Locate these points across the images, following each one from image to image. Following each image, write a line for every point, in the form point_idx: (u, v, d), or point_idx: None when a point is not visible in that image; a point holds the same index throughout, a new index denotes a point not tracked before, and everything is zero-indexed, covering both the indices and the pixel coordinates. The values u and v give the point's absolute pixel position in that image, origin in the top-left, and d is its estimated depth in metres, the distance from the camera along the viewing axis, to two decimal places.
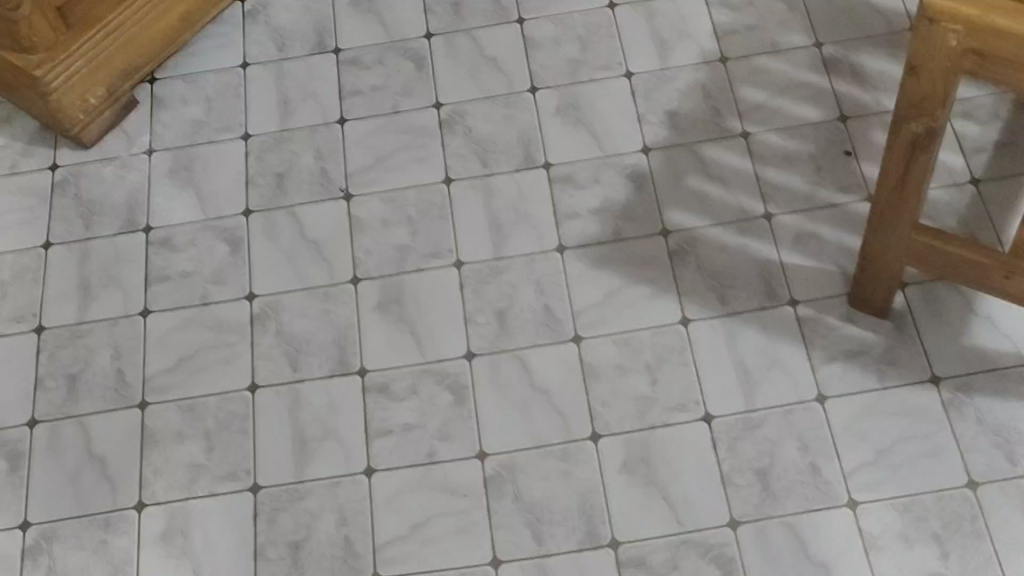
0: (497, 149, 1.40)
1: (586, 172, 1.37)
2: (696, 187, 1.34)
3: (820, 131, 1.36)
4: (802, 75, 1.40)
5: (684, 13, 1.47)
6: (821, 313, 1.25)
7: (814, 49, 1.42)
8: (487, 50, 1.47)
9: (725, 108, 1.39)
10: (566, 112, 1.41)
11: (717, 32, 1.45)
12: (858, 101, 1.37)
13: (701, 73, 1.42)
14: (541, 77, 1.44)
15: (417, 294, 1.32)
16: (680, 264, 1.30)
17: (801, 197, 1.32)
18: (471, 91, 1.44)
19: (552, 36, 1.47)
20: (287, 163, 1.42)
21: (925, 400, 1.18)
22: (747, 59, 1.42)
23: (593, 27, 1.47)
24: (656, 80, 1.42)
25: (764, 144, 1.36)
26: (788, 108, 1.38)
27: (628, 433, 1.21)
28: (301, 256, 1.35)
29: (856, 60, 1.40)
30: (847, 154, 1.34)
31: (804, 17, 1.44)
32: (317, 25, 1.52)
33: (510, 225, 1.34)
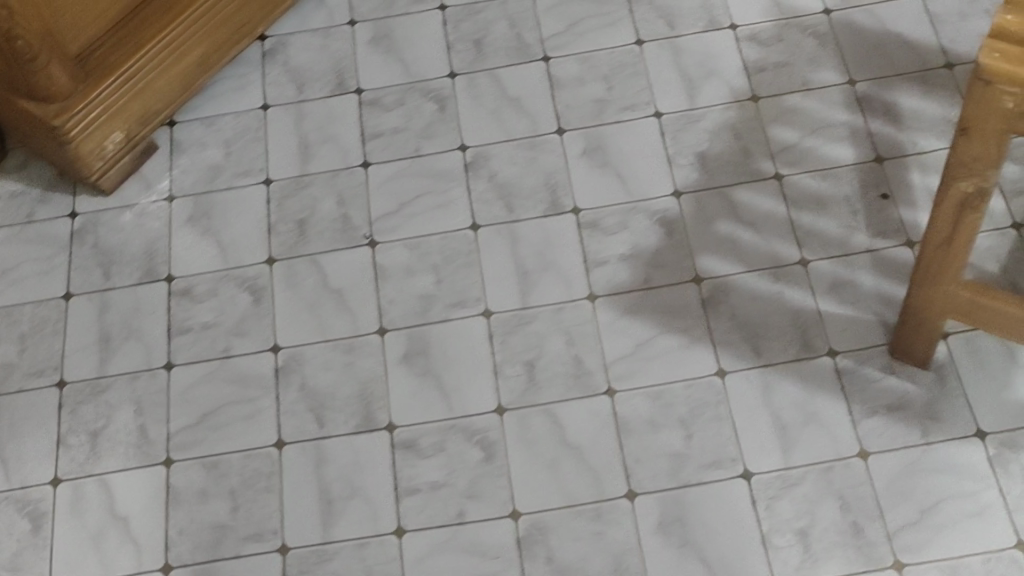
0: (523, 193, 1.37)
1: (615, 217, 1.34)
2: (728, 232, 1.31)
3: (855, 173, 1.32)
4: (835, 114, 1.37)
5: (711, 50, 1.44)
6: (860, 364, 1.22)
7: (846, 87, 1.38)
8: (511, 90, 1.44)
9: (757, 149, 1.36)
10: (592, 154, 1.38)
11: (746, 69, 1.42)
12: (893, 141, 1.34)
13: (731, 112, 1.39)
14: (567, 118, 1.41)
15: (442, 345, 1.29)
16: (713, 313, 1.27)
17: (836, 243, 1.29)
18: (495, 132, 1.41)
19: (576, 74, 1.44)
20: (308, 209, 1.39)
21: (969, 456, 1.15)
22: (779, 98, 1.39)
23: (619, 64, 1.44)
24: (684, 120, 1.39)
25: (797, 187, 1.33)
26: (821, 149, 1.35)
27: (663, 492, 1.18)
28: (324, 306, 1.32)
29: (890, 98, 1.37)
30: (883, 197, 1.30)
31: (835, 53, 1.41)
32: (337, 65, 1.49)
33: (537, 273, 1.31)
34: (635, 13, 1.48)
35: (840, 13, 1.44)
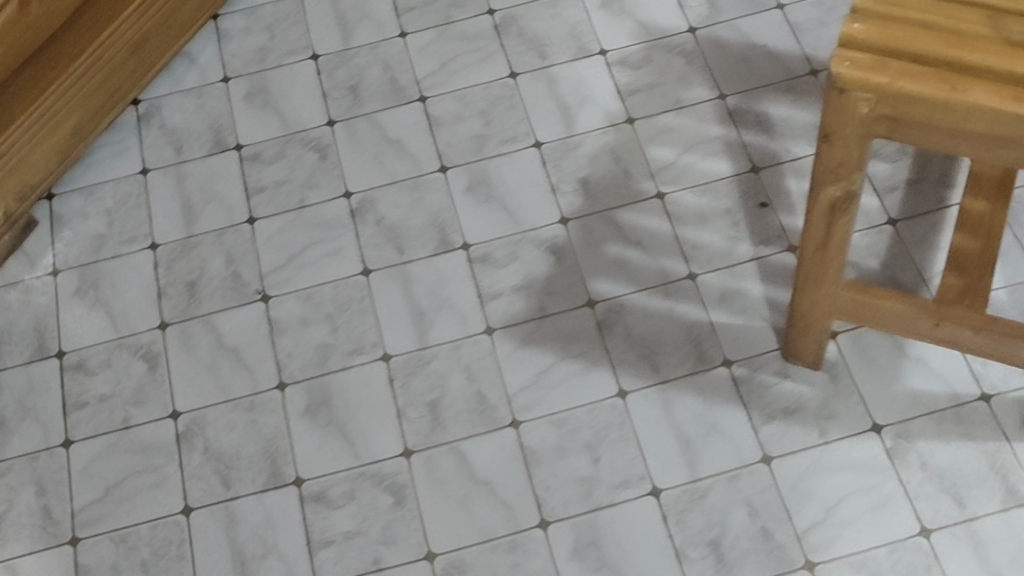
0: (411, 235, 1.37)
1: (503, 249, 1.35)
2: (617, 253, 1.33)
3: (734, 185, 1.35)
4: (709, 129, 1.40)
5: (583, 77, 1.46)
6: (755, 371, 1.24)
7: (718, 102, 1.41)
8: (390, 133, 1.45)
9: (637, 170, 1.38)
10: (476, 189, 1.39)
11: (620, 93, 1.44)
12: (767, 151, 1.37)
13: (608, 136, 1.41)
14: (448, 156, 1.42)
15: (344, 393, 1.28)
16: (609, 335, 1.28)
17: (721, 255, 1.31)
18: (378, 176, 1.42)
19: (454, 111, 1.45)
20: (197, 270, 1.38)
21: (867, 451, 1.18)
22: (654, 118, 1.42)
23: (495, 98, 1.46)
24: (564, 148, 1.41)
25: (679, 203, 1.35)
26: (699, 164, 1.37)
27: (575, 517, 1.19)
28: (221, 366, 1.31)
29: (761, 108, 1.40)
30: (763, 206, 1.33)
31: (704, 69, 1.44)
32: (214, 123, 1.48)
33: (433, 312, 1.32)
34: (506, 47, 1.50)
35: (705, 31, 1.47)
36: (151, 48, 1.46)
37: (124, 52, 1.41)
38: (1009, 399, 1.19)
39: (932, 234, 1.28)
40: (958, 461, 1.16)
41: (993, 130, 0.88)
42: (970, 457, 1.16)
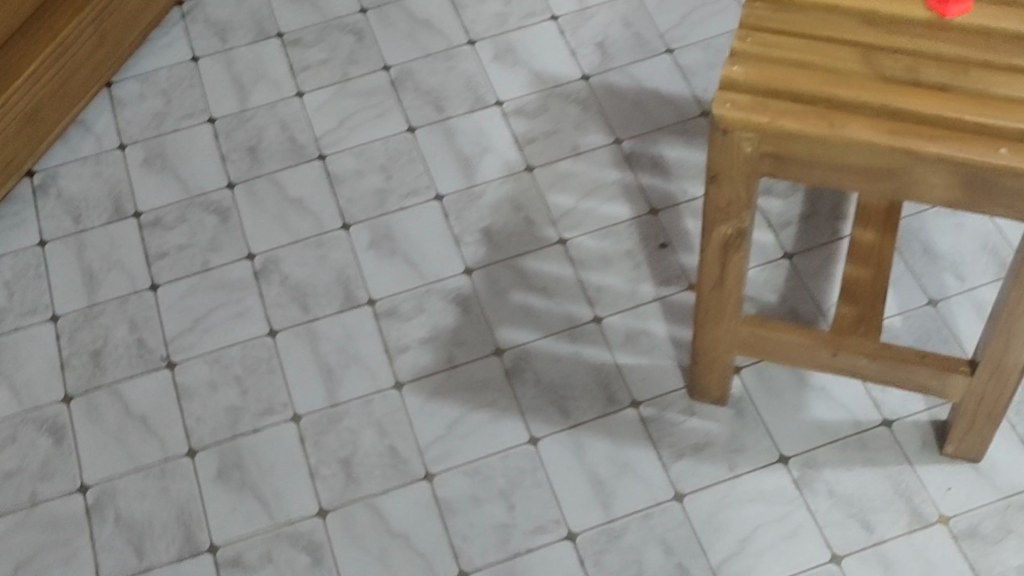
0: (316, 292, 1.37)
1: (409, 302, 1.35)
2: (522, 300, 1.34)
3: (633, 228, 1.38)
4: (606, 173, 1.42)
5: (481, 128, 1.48)
6: (663, 410, 1.26)
7: (614, 147, 1.44)
8: (291, 191, 1.45)
9: (538, 217, 1.40)
10: (380, 244, 1.40)
11: (518, 142, 1.46)
12: (664, 192, 1.40)
13: (508, 185, 1.43)
14: (350, 212, 1.43)
15: (256, 455, 1.27)
16: (518, 382, 1.29)
17: (624, 297, 1.33)
18: (280, 236, 1.42)
19: (354, 167, 1.46)
20: (101, 339, 1.36)
21: (776, 482, 1.20)
22: (552, 165, 1.44)
23: (395, 153, 1.47)
24: (465, 199, 1.42)
25: (581, 248, 1.37)
26: (598, 209, 1.40)
27: (493, 565, 1.19)
28: (130, 435, 1.30)
29: (656, 151, 1.43)
30: (663, 247, 1.36)
31: (599, 115, 1.47)
32: (113, 190, 1.47)
33: (342, 368, 1.32)
34: (403, 102, 1.51)
35: (598, 78, 1.50)
36: (44, 118, 1.45)
37: (17, 123, 1.40)
38: (909, 423, 1.22)
39: (826, 266, 1.32)
40: (863, 486, 1.19)
41: (872, 162, 0.91)
42: (875, 481, 1.19)
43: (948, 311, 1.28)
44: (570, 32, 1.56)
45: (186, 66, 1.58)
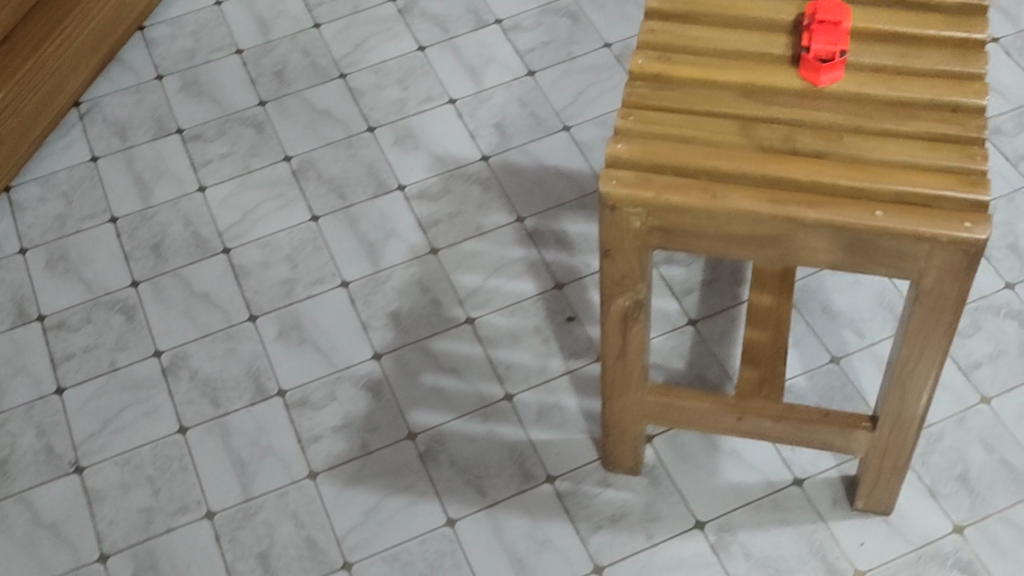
0: (226, 386, 1.36)
1: (320, 390, 1.35)
2: (433, 382, 1.34)
3: (540, 303, 1.39)
4: (510, 251, 1.44)
5: (385, 213, 1.49)
6: (578, 483, 1.26)
7: (517, 224, 1.46)
8: (197, 287, 1.44)
9: (445, 297, 1.41)
10: (289, 334, 1.39)
11: (422, 225, 1.48)
12: (569, 267, 1.42)
13: (414, 268, 1.44)
14: (257, 305, 1.42)
15: (171, 556, 1.24)
16: (433, 464, 1.28)
17: (534, 372, 1.34)
18: (188, 332, 1.41)
19: (259, 259, 1.46)
20: (6, 447, 1.33)
21: (693, 547, 1.20)
22: (456, 246, 1.45)
23: (300, 242, 1.47)
24: (371, 284, 1.43)
25: (488, 326, 1.38)
26: (504, 286, 1.41)
27: None
28: (40, 544, 1.25)
29: (558, 227, 1.45)
30: (570, 320, 1.37)
31: (501, 195, 1.49)
32: (15, 295, 1.45)
33: (255, 461, 1.30)
34: (306, 191, 1.52)
35: (498, 158, 1.53)
36: None
37: None
38: (819, 480, 1.24)
39: (730, 329, 1.34)
40: (779, 547, 1.19)
41: (757, 230, 0.93)
42: (789, 541, 1.20)
43: (851, 368, 1.30)
44: (468, 114, 1.59)
45: (86, 166, 1.57)
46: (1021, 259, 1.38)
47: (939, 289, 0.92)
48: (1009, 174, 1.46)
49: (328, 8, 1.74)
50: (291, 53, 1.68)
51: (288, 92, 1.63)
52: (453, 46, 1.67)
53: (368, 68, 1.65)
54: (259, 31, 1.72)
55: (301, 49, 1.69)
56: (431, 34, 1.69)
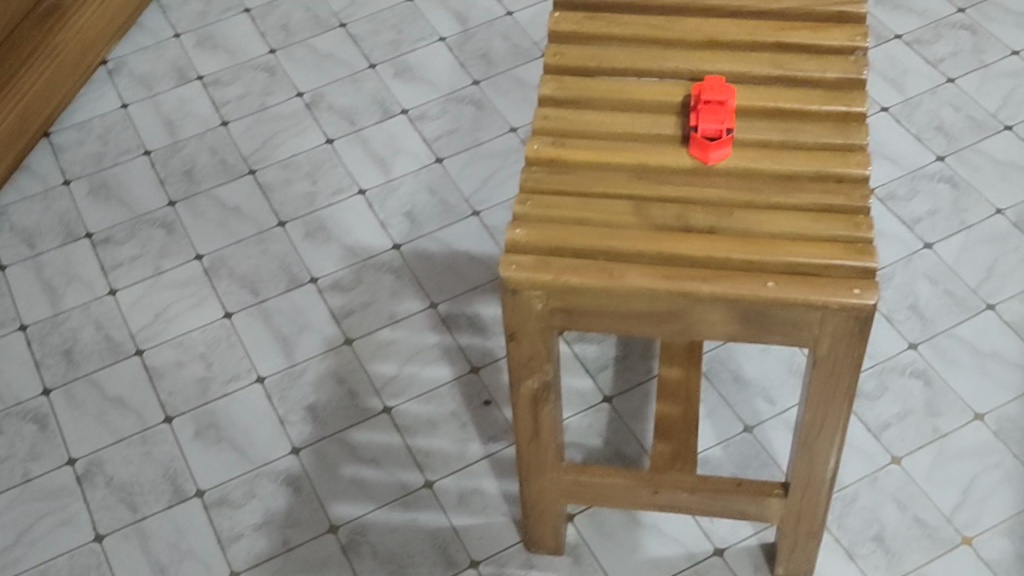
0: (142, 490, 1.34)
1: (239, 489, 1.33)
2: (352, 474, 1.34)
3: (456, 388, 1.40)
4: (425, 338, 1.45)
5: (298, 306, 1.49)
6: (501, 567, 1.25)
7: (430, 311, 1.47)
8: (111, 391, 1.43)
9: (362, 388, 1.41)
10: (205, 433, 1.38)
11: (335, 316, 1.48)
12: (483, 350, 1.43)
13: (329, 360, 1.44)
14: (172, 406, 1.41)
15: None
16: (355, 556, 1.27)
17: (453, 458, 1.34)
18: (102, 437, 1.39)
19: (173, 359, 1.45)
20: None
21: None
22: (371, 335, 1.46)
23: (213, 340, 1.47)
24: (287, 378, 1.43)
25: (406, 414, 1.38)
26: (420, 373, 1.42)
27: None
28: None
29: (471, 311, 1.47)
30: (486, 404, 1.38)
31: (413, 282, 1.51)
32: None
33: (174, 564, 1.28)
34: (218, 288, 1.52)
35: (408, 246, 1.55)
36: None
37: None
38: (739, 548, 1.25)
39: (644, 404, 1.35)
40: None
41: (654, 307, 0.95)
42: None
43: (764, 436, 1.32)
44: (378, 204, 1.60)
45: None
46: (922, 320, 1.42)
47: (834, 355, 0.95)
48: (906, 237, 1.51)
49: (235, 105, 1.76)
50: (199, 152, 1.69)
51: (197, 191, 1.64)
52: (360, 137, 1.69)
53: (277, 163, 1.67)
54: (166, 132, 1.72)
55: (209, 147, 1.70)
56: (338, 127, 1.71)
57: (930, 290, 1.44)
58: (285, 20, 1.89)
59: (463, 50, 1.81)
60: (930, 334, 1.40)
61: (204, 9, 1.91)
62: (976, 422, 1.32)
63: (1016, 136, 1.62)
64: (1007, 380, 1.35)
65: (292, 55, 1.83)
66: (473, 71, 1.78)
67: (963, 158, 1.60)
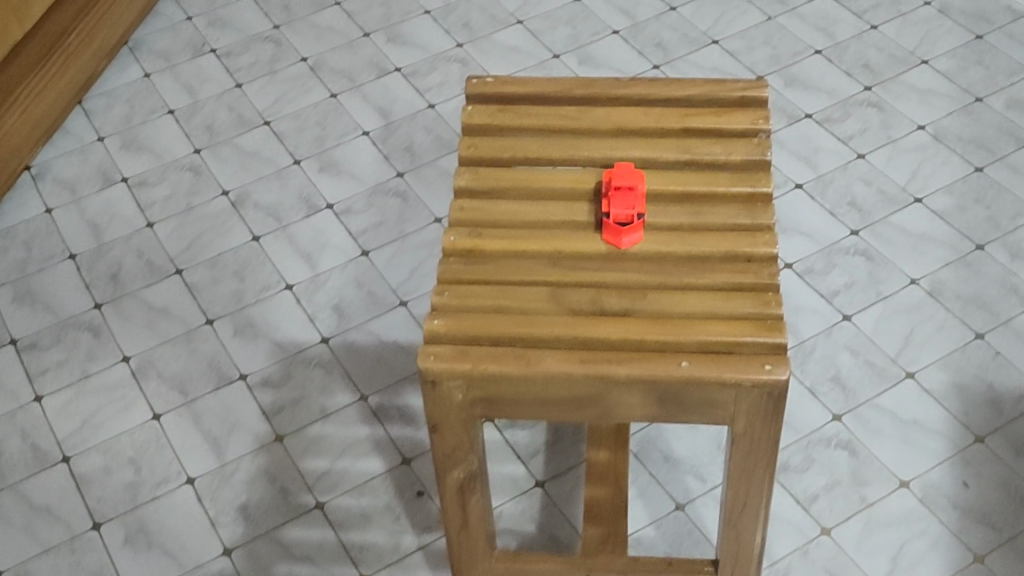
0: None
1: None
2: (286, 572, 1.32)
3: (388, 480, 1.40)
4: (356, 431, 1.45)
5: (227, 405, 1.49)
6: None
7: (360, 403, 1.48)
8: (38, 500, 1.40)
9: (293, 484, 1.40)
10: (135, 539, 1.36)
11: (265, 413, 1.48)
12: (414, 441, 1.43)
13: (260, 457, 1.43)
14: (101, 512, 1.39)
15: None
16: None
17: (387, 551, 1.33)
18: (29, 547, 1.36)
19: (102, 465, 1.44)
20: None
21: None
22: (301, 431, 1.46)
23: (142, 444, 1.46)
24: (218, 478, 1.41)
25: (339, 509, 1.37)
26: (352, 467, 1.41)
27: None
28: None
29: (401, 402, 1.47)
30: (420, 494, 1.38)
31: (343, 376, 1.51)
32: None
33: None
34: (146, 390, 1.51)
35: (337, 339, 1.56)
36: None
37: None
38: None
39: (576, 487, 1.36)
40: None
41: (573, 392, 0.96)
42: None
43: (696, 513, 1.33)
44: (306, 299, 1.61)
45: None
46: (845, 391, 1.44)
47: (751, 431, 0.97)
48: (825, 309, 1.54)
49: (160, 206, 1.76)
50: (125, 255, 1.69)
51: (124, 294, 1.63)
52: (286, 233, 1.71)
53: (204, 262, 1.67)
54: (92, 235, 1.72)
55: (136, 249, 1.70)
56: (265, 223, 1.73)
57: (851, 361, 1.47)
58: (210, 120, 1.91)
59: (387, 144, 1.84)
60: (854, 406, 1.43)
61: (128, 112, 1.93)
62: (901, 489, 1.34)
63: (926, 208, 1.67)
64: (929, 446, 1.38)
65: (216, 154, 1.84)
66: (397, 163, 1.80)
67: (877, 231, 1.64)
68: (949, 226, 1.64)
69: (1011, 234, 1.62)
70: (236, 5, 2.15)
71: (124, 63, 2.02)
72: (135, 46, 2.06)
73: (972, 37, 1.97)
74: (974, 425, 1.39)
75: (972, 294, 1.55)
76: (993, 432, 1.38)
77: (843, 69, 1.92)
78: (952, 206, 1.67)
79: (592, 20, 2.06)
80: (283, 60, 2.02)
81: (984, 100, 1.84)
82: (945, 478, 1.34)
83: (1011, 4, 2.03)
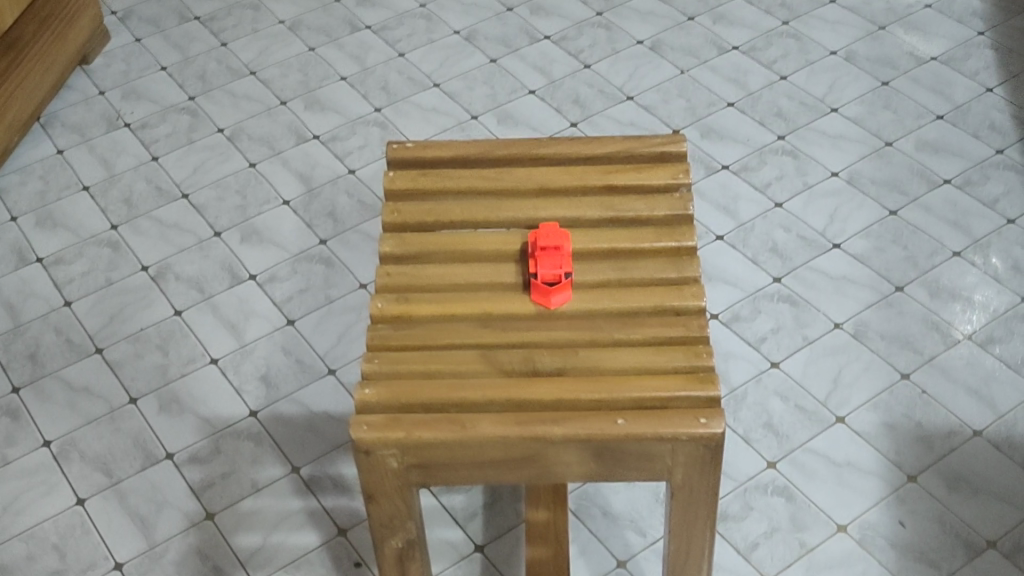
0: None
1: None
2: None
3: (325, 552, 1.37)
4: (289, 503, 1.43)
5: (155, 484, 1.46)
6: None
7: (292, 475, 1.45)
8: None
9: (226, 562, 1.37)
10: None
11: (195, 490, 1.45)
12: (349, 510, 1.41)
13: (191, 536, 1.40)
14: None
15: None
16: None
17: None
18: None
19: (25, 553, 1.39)
20: None
21: None
22: (233, 506, 1.43)
23: (67, 529, 1.41)
24: (147, 560, 1.37)
25: None
26: (286, 540, 1.39)
27: None
28: None
29: (334, 471, 1.45)
30: (357, 564, 1.36)
31: (273, 448, 1.49)
32: None
33: None
34: (69, 474, 1.47)
35: (265, 411, 1.53)
36: None
37: None
38: None
39: (516, 548, 1.35)
40: None
41: (510, 453, 0.94)
42: None
43: (638, 568, 1.32)
44: (232, 370, 1.59)
45: None
46: (778, 436, 1.45)
47: (689, 482, 0.96)
48: (752, 355, 1.55)
49: (78, 283, 1.73)
50: (44, 334, 1.65)
51: (43, 374, 1.59)
52: (210, 305, 1.68)
53: (125, 338, 1.64)
54: (8, 316, 1.68)
55: (54, 327, 1.66)
56: (187, 295, 1.70)
57: (783, 406, 1.48)
58: (127, 192, 1.88)
59: (308, 210, 1.83)
60: (788, 450, 1.43)
61: (41, 188, 1.89)
62: (839, 533, 1.34)
63: (845, 252, 1.69)
64: (864, 487, 1.39)
65: (135, 228, 1.82)
66: (319, 230, 1.79)
67: (799, 276, 1.66)
68: (868, 268, 1.67)
69: (929, 274, 1.65)
70: (150, 77, 2.13)
71: (36, 139, 1.99)
72: (46, 122, 2.03)
73: (879, 83, 2.01)
74: (906, 464, 1.41)
75: (895, 333, 1.57)
76: (925, 469, 1.40)
77: (756, 118, 1.95)
78: (870, 248, 1.70)
79: (508, 79, 2.07)
80: (200, 130, 2.00)
81: (893, 144, 1.88)
82: (882, 519, 1.35)
83: (914, 50, 2.08)
